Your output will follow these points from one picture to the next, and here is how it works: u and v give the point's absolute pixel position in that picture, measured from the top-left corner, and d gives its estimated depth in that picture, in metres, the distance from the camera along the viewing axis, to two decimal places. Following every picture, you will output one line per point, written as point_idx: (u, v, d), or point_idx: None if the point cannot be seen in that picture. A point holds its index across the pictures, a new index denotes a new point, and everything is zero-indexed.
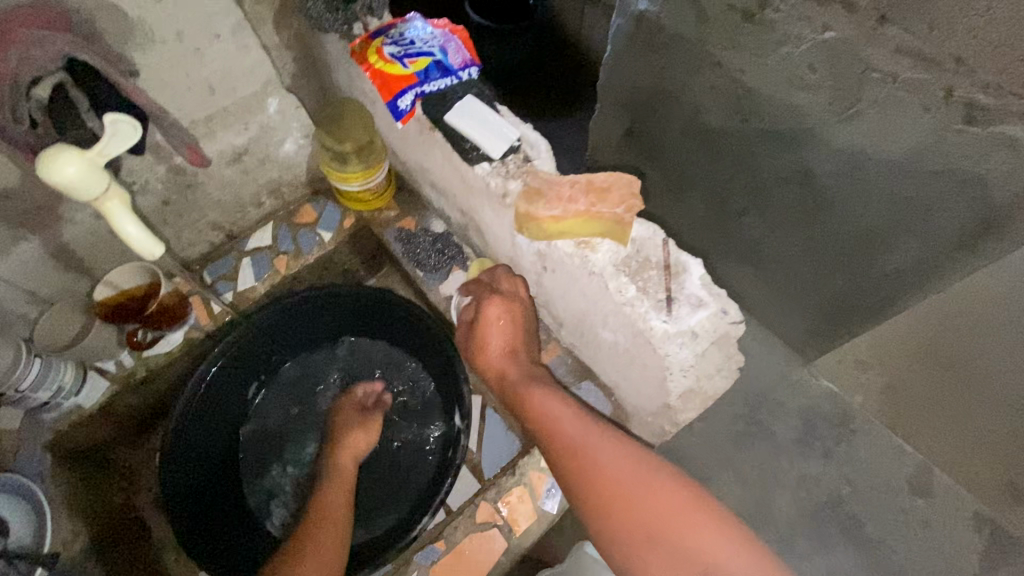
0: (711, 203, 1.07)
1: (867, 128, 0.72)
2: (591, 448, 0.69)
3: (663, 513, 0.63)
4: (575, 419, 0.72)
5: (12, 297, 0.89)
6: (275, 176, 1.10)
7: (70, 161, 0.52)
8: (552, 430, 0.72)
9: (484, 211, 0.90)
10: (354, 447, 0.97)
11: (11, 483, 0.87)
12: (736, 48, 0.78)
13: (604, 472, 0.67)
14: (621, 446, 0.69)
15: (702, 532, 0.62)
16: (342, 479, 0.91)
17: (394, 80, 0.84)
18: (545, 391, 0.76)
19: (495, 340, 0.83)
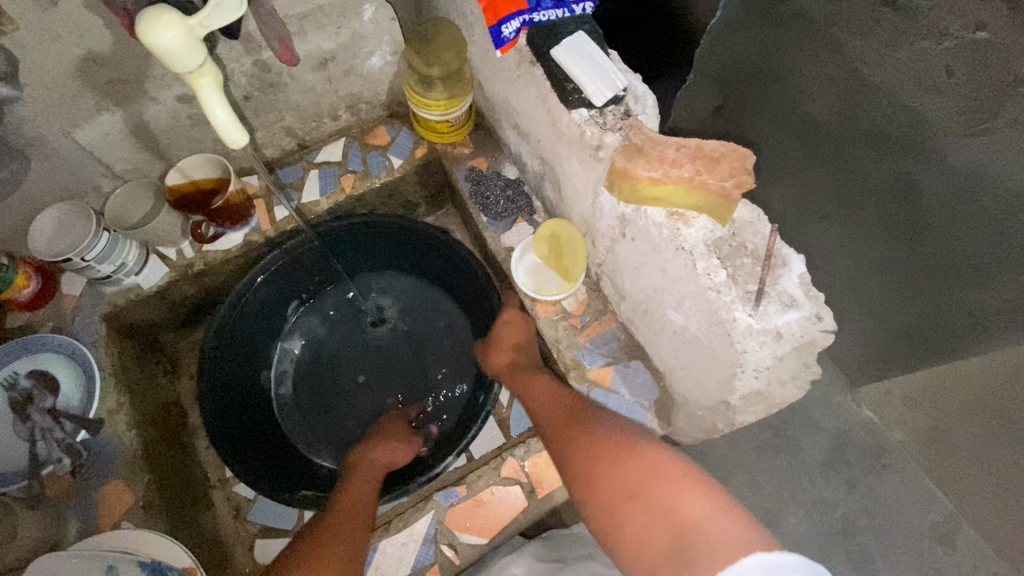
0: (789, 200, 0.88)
1: (997, 148, 0.56)
2: (578, 435, 0.73)
3: (645, 472, 0.63)
4: (564, 412, 0.79)
5: (89, 166, 0.90)
6: (356, 91, 1.06)
7: (169, 25, 0.48)
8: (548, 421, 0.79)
9: (568, 161, 0.84)
10: (387, 455, 0.91)
11: (66, 347, 0.90)
12: (866, 35, 0.60)
13: (585, 438, 0.72)
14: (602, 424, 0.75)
15: (694, 497, 0.59)
16: (371, 469, 0.87)
17: (504, 1, 0.75)
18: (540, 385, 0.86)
19: (503, 353, 0.95)
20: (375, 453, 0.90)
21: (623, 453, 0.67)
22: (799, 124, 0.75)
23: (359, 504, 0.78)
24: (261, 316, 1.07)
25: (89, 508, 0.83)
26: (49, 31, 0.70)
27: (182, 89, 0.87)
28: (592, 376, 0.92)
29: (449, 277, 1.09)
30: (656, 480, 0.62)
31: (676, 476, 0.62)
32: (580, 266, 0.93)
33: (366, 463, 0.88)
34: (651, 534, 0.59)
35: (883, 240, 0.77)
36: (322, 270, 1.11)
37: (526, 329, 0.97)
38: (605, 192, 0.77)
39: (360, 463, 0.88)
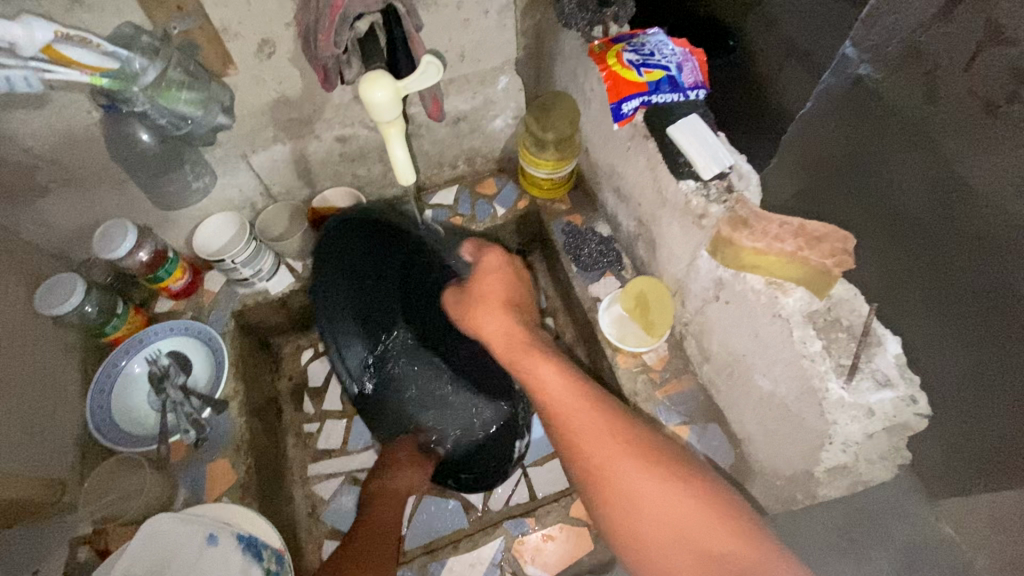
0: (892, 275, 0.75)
1: None
2: (610, 465, 0.68)
3: (681, 513, 0.65)
4: (592, 426, 0.69)
5: (253, 186, 1.06)
6: (475, 146, 1.20)
7: (381, 87, 0.60)
8: (568, 441, 0.70)
9: (668, 226, 0.91)
10: (407, 482, 0.92)
11: (197, 330, 1.02)
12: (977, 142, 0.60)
13: (615, 464, 0.68)
14: (620, 462, 0.68)
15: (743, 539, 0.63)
16: (393, 498, 0.91)
17: (627, 84, 0.88)
18: (550, 367, 0.71)
19: (488, 321, 0.74)
20: (398, 481, 0.92)
21: (672, 491, 0.66)
22: (888, 218, 0.72)
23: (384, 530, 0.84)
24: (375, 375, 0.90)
25: (199, 479, 0.94)
26: (259, 78, 0.87)
27: (341, 130, 1.02)
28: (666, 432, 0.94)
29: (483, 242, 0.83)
30: (706, 525, 0.65)
31: (718, 518, 0.65)
32: (666, 324, 0.97)
33: (388, 492, 0.91)
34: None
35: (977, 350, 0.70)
36: (375, 282, 0.90)
37: (501, 285, 0.76)
38: (704, 256, 0.83)
39: (382, 494, 0.91)
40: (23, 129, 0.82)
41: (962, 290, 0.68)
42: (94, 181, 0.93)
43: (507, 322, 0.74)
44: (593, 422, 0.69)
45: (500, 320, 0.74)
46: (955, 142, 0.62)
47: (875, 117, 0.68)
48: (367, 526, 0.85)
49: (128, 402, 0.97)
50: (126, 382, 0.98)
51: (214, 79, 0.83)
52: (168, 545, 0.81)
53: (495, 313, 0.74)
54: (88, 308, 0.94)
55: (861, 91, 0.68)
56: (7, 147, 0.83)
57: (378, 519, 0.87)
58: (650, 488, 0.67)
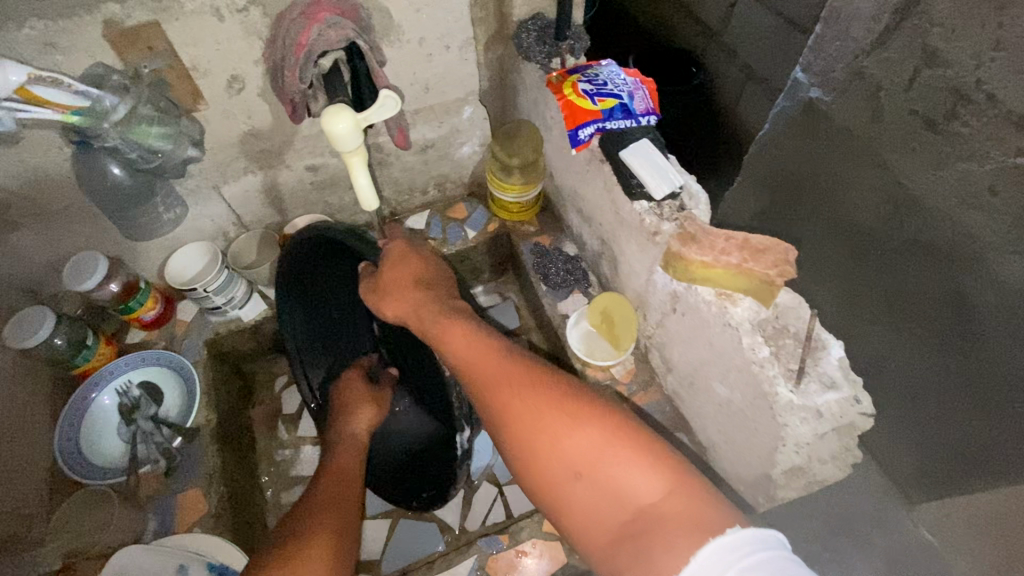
0: (842, 295, 0.98)
1: None
2: (502, 401, 0.63)
3: (578, 450, 0.58)
4: (488, 364, 0.67)
5: (225, 216, 1.08)
6: (445, 172, 1.25)
7: (341, 118, 0.63)
8: (470, 382, 0.68)
9: (626, 243, 0.95)
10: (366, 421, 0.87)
11: (168, 360, 1.03)
12: (906, 154, 0.81)
13: (504, 397, 0.63)
14: (512, 397, 0.63)
15: (649, 476, 0.55)
16: (354, 444, 0.83)
17: (582, 112, 0.93)
18: (453, 331, 0.72)
19: (395, 298, 0.81)
20: (355, 422, 0.86)
21: (567, 421, 0.59)
22: (845, 229, 0.94)
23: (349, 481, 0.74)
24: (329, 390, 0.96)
25: (168, 511, 0.93)
26: (229, 112, 0.90)
27: (312, 160, 1.05)
28: None
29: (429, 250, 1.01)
30: (604, 453, 0.57)
31: (621, 444, 0.57)
32: (631, 337, 1.01)
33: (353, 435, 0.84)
34: (606, 508, 0.56)
35: (933, 333, 0.84)
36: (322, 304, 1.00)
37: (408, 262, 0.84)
38: (661, 272, 0.87)
39: (342, 437, 0.83)
40: None
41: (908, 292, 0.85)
42: (64, 215, 0.94)
43: (412, 291, 0.80)
44: (488, 361, 0.67)
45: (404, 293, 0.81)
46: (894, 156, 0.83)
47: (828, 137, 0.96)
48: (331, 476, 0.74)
49: (97, 435, 0.96)
50: (94, 415, 0.97)
51: (185, 114, 0.86)
52: None
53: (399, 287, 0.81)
54: (58, 339, 0.94)
55: (811, 105, 1.01)
56: None
57: (342, 473, 0.75)
58: (541, 418, 0.60)
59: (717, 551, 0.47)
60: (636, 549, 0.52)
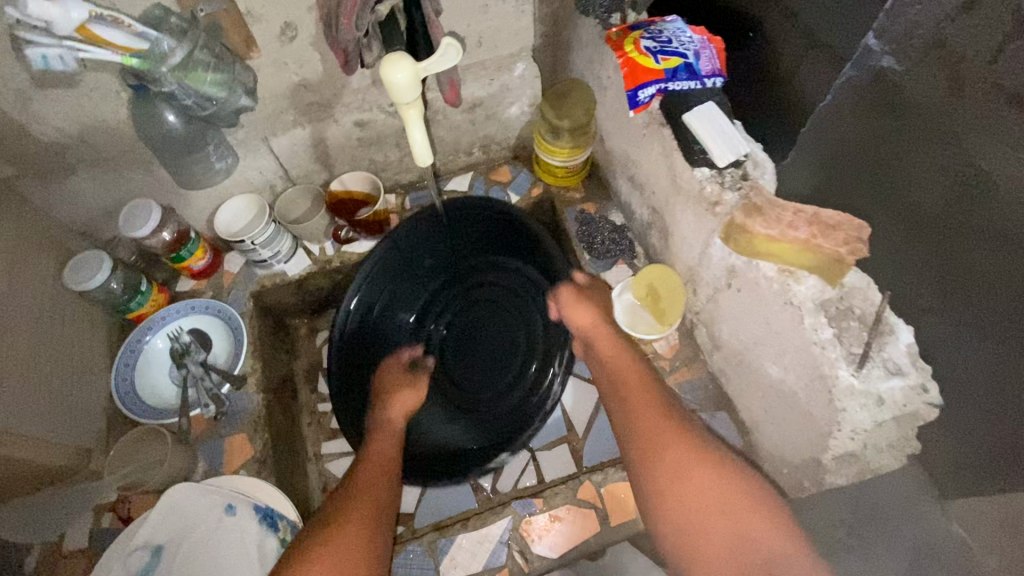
0: (943, 282, 0.63)
1: None
2: (665, 439, 0.78)
3: (718, 496, 0.72)
4: (651, 406, 0.82)
5: (273, 170, 1.08)
6: (492, 133, 1.21)
7: (400, 68, 0.61)
8: (631, 415, 0.82)
9: (680, 213, 0.91)
10: (401, 404, 0.99)
11: (218, 309, 1.06)
12: (991, 134, 0.53)
13: (669, 435, 0.78)
14: (682, 439, 0.77)
15: (773, 534, 0.69)
16: (390, 431, 0.93)
17: (643, 71, 0.88)
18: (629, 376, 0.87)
19: (584, 315, 0.97)
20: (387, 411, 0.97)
21: (702, 461, 0.75)
22: (905, 210, 0.64)
23: (386, 463, 0.85)
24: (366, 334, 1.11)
25: (217, 452, 0.97)
26: (281, 61, 0.89)
27: (359, 115, 1.03)
28: None
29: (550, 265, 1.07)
30: (735, 505, 0.71)
31: (753, 505, 0.71)
32: (677, 312, 0.98)
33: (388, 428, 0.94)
34: (727, 547, 0.69)
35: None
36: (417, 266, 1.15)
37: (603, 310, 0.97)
38: (718, 244, 0.83)
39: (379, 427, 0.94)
40: (56, 110, 0.85)
41: (975, 273, 0.59)
42: (121, 161, 0.96)
43: (598, 322, 0.96)
44: (650, 399, 0.83)
45: (592, 331, 0.96)
46: (981, 138, 0.54)
47: (869, 139, 0.64)
48: (369, 459, 0.86)
49: (151, 377, 1.00)
50: (149, 357, 1.01)
51: (239, 62, 0.85)
52: (189, 515, 0.86)
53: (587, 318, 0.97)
54: (113, 284, 0.98)
55: (885, 83, 0.61)
56: (40, 126, 0.86)
57: (380, 457, 0.86)
58: (696, 468, 0.74)
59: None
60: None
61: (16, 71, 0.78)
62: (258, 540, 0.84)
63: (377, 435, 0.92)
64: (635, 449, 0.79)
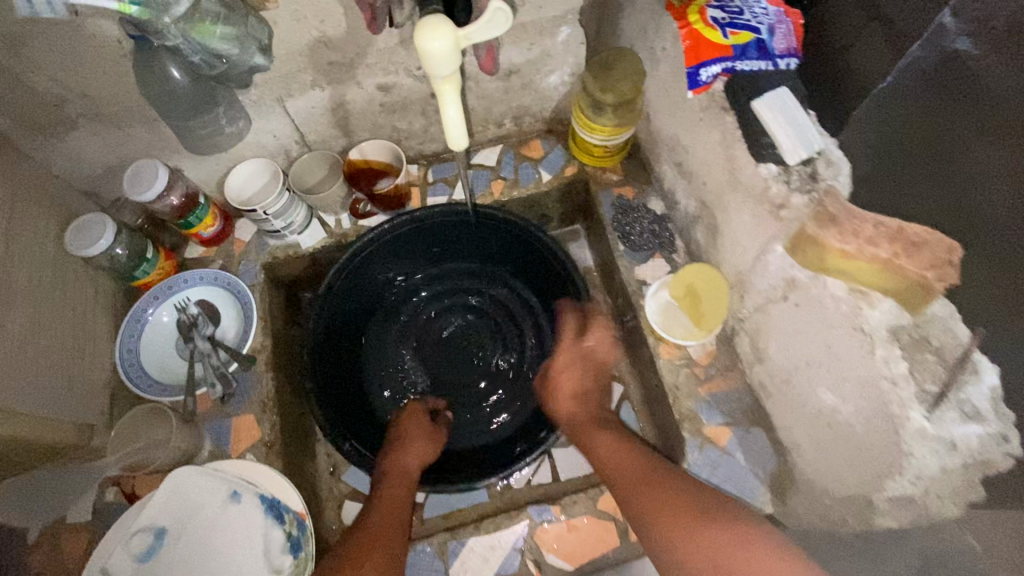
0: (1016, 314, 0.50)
1: None
2: (671, 522, 0.71)
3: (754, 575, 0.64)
4: (649, 483, 0.77)
5: (288, 134, 0.99)
6: (526, 104, 1.11)
7: (440, 34, 0.51)
8: (629, 496, 0.77)
9: (735, 211, 0.82)
10: (419, 455, 0.94)
11: (229, 283, 1.00)
12: None
13: (676, 515, 0.72)
14: (694, 519, 0.70)
15: None
16: (403, 475, 0.89)
17: (708, 46, 0.77)
18: (605, 445, 0.85)
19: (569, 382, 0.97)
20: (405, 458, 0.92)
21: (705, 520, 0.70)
22: (970, 220, 0.52)
23: (397, 507, 0.83)
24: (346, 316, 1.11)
25: (224, 432, 0.94)
26: (300, 14, 0.79)
27: (384, 78, 0.93)
28: (706, 432, 0.89)
29: (560, 279, 1.09)
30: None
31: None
32: (717, 318, 0.90)
33: (401, 471, 0.90)
34: None
35: None
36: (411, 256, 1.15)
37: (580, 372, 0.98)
38: (778, 251, 0.75)
39: (391, 470, 0.90)
40: (52, 59, 0.76)
41: None
42: (125, 117, 0.88)
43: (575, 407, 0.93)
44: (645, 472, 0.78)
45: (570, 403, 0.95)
46: None
47: (916, 138, 0.57)
48: (382, 502, 0.83)
49: (158, 349, 0.96)
50: (155, 328, 0.97)
51: (253, 14, 0.75)
52: (191, 499, 0.83)
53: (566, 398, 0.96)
54: (118, 250, 0.92)
55: (956, 68, 0.51)
56: (36, 76, 0.78)
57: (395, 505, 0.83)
58: (720, 550, 0.67)
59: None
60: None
61: (6, 14, 0.70)
62: (264, 528, 0.82)
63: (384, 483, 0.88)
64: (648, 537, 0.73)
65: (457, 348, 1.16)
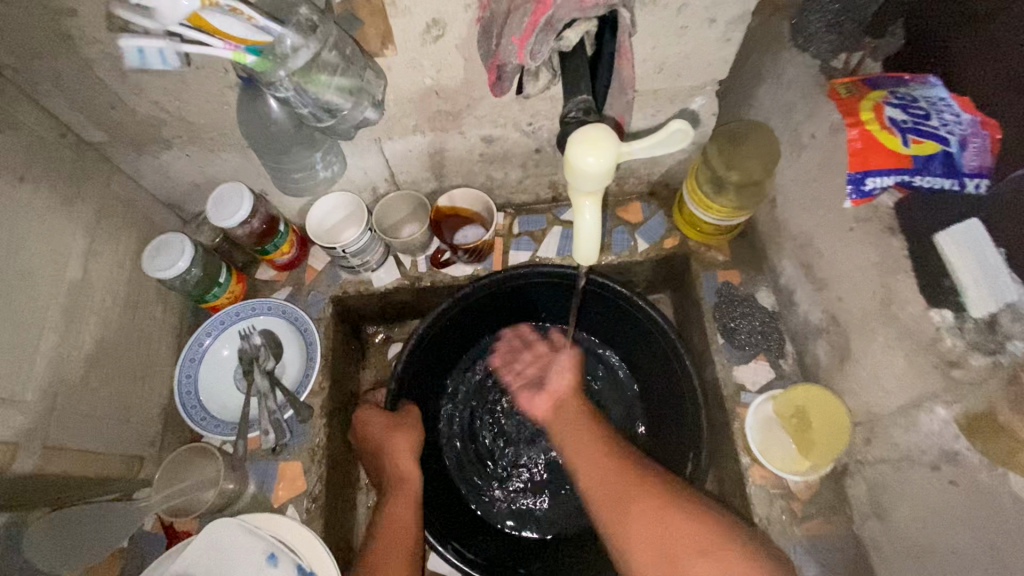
0: None
1: None
2: (624, 495, 0.73)
3: (658, 535, 0.68)
4: (597, 455, 0.79)
5: (379, 172, 0.94)
6: (634, 165, 1.02)
7: (596, 151, 0.43)
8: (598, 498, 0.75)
9: (882, 347, 0.69)
10: (407, 446, 0.88)
11: (296, 318, 0.95)
12: None
13: (620, 485, 0.74)
14: (636, 484, 0.73)
15: (713, 559, 0.65)
16: (405, 489, 0.85)
17: (883, 154, 0.67)
18: (578, 433, 0.84)
19: (559, 380, 0.95)
20: (396, 444, 0.88)
21: (672, 514, 0.69)
22: None
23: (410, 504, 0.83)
24: (430, 372, 1.03)
25: (270, 477, 0.89)
26: (418, 62, 0.72)
27: (490, 131, 0.86)
28: None
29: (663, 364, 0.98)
30: (681, 552, 0.66)
31: (684, 518, 0.69)
32: (830, 454, 0.78)
33: (403, 455, 0.88)
34: None
35: None
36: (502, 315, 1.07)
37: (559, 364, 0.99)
38: (938, 414, 0.62)
39: (394, 480, 0.87)
40: (156, 84, 0.72)
41: None
42: (219, 143, 0.84)
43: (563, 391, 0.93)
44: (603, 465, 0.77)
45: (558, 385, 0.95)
46: None
47: None
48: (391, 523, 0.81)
49: (215, 380, 0.92)
50: (217, 357, 0.93)
51: (370, 66, 0.68)
52: (225, 556, 0.78)
53: (568, 383, 0.94)
54: (191, 272, 0.89)
55: None
56: (138, 98, 0.75)
57: (400, 521, 0.81)
58: (642, 511, 0.70)
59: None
60: None
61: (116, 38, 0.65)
62: None
63: (395, 500, 0.84)
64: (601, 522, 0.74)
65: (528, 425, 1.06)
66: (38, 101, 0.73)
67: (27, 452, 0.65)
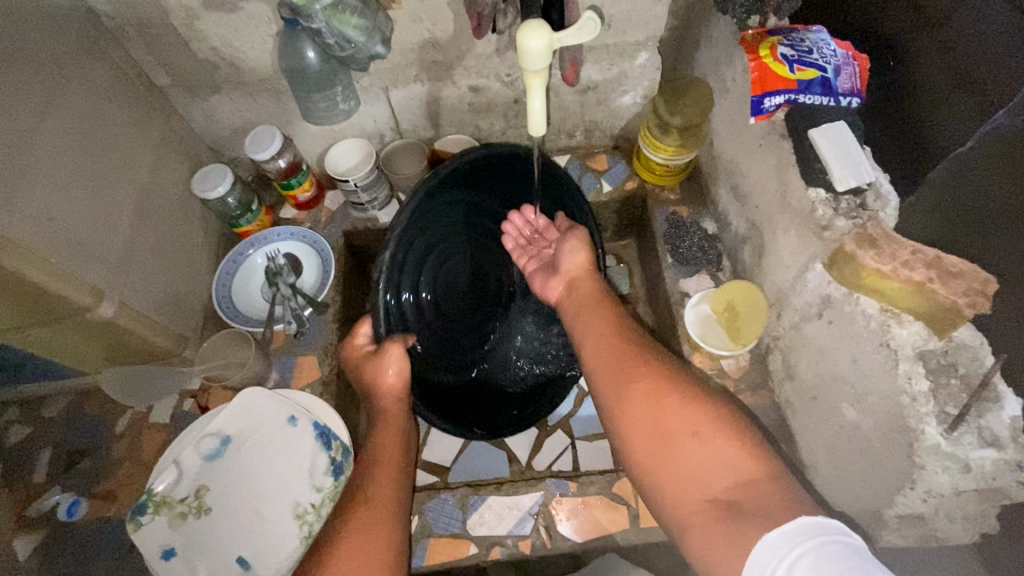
0: None
1: None
2: (632, 377, 0.71)
3: (658, 414, 0.67)
4: (610, 341, 0.78)
5: (385, 120, 1.13)
6: (598, 119, 1.22)
7: (537, 34, 0.61)
8: (603, 381, 0.74)
9: (783, 232, 0.87)
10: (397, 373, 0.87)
11: (311, 239, 1.13)
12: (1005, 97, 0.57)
13: (631, 368, 0.72)
14: (643, 368, 0.72)
15: (710, 443, 0.63)
16: (394, 420, 0.85)
17: (776, 79, 0.83)
18: (594, 318, 0.83)
19: (577, 257, 0.91)
20: (388, 369, 0.86)
21: (678, 398, 0.67)
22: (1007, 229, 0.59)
23: (399, 426, 0.85)
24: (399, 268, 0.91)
25: (290, 367, 1.06)
26: (419, 15, 0.93)
27: (476, 80, 1.07)
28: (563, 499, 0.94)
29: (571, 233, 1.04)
30: (679, 436, 0.64)
31: (692, 405, 0.66)
32: (753, 334, 0.94)
33: (388, 394, 0.87)
34: (709, 473, 0.61)
35: None
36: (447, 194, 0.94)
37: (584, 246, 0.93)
38: (819, 269, 0.79)
39: (384, 413, 0.86)
40: (216, 31, 0.94)
41: None
42: (258, 87, 1.04)
43: (584, 273, 0.91)
44: (614, 347, 0.77)
45: (577, 274, 0.91)
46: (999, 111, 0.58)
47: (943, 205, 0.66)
48: (378, 451, 0.80)
49: (246, 285, 1.11)
50: (249, 267, 1.11)
51: (382, 11, 0.90)
52: (256, 417, 0.96)
53: (586, 264, 0.91)
54: (230, 200, 1.07)
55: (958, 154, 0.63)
56: (200, 44, 0.96)
57: (388, 446, 0.81)
58: (650, 394, 0.68)
59: (771, 545, 0.53)
60: (727, 519, 0.58)
61: None
62: (311, 453, 0.93)
63: (382, 430, 0.84)
64: (605, 404, 0.73)
65: (464, 291, 1.02)
66: (123, 44, 0.94)
67: (109, 301, 0.82)
